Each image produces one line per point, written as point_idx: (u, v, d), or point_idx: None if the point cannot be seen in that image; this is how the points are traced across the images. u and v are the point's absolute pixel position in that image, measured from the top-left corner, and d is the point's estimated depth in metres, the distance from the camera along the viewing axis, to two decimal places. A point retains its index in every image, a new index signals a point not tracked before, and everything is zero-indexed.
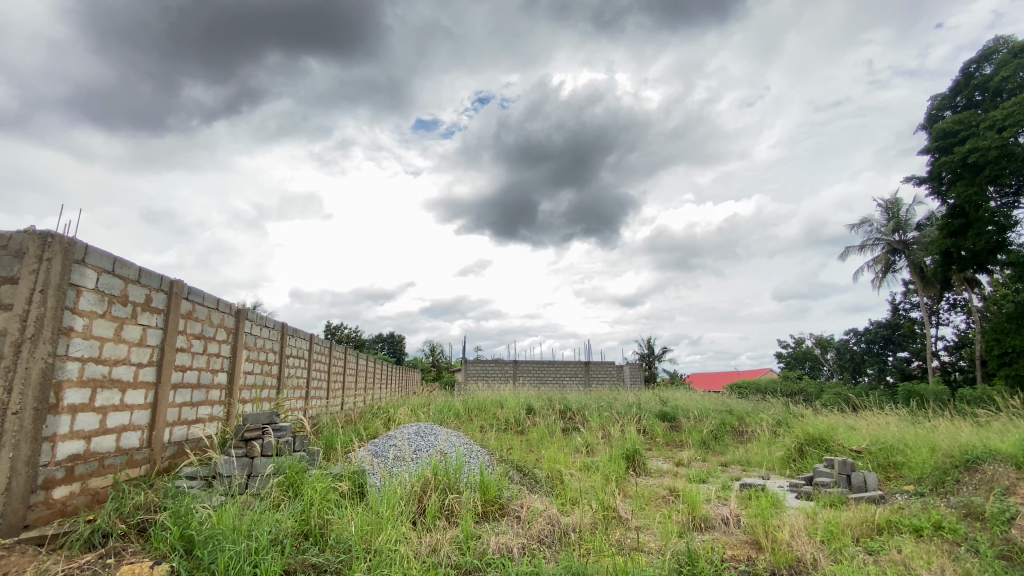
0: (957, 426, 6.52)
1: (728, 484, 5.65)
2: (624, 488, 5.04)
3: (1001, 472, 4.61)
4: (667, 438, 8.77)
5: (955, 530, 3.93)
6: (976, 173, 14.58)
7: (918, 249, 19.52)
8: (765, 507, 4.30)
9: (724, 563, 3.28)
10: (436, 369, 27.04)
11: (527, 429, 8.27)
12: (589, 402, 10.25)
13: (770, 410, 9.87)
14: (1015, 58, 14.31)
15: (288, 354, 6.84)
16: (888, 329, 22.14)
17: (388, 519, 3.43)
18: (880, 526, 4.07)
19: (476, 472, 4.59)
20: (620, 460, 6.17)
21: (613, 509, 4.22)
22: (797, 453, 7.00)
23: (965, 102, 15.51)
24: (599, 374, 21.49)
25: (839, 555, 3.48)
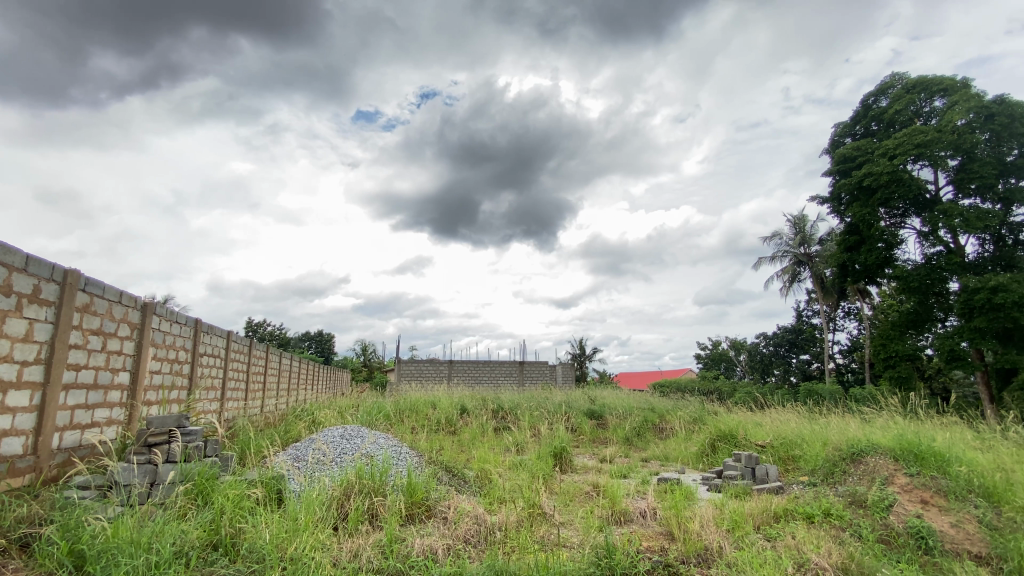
0: (846, 422, 7.26)
1: (647, 479, 5.97)
2: (550, 485, 5.18)
3: (881, 464, 5.18)
4: (594, 435, 9.09)
5: (840, 517, 4.38)
6: (869, 196, 16.30)
7: (820, 262, 21.52)
8: (679, 500, 4.59)
9: (640, 555, 3.44)
10: (367, 369, 26.29)
11: (458, 430, 8.23)
12: (521, 402, 10.40)
13: (688, 407, 10.52)
14: (906, 93, 16.15)
15: (201, 353, 6.38)
16: (793, 333, 24.24)
17: (307, 526, 3.32)
18: (778, 514, 4.47)
19: (403, 475, 4.52)
20: (548, 458, 6.30)
21: (539, 507, 4.31)
22: (710, 448, 7.52)
23: (863, 130, 17.32)
24: (533, 374, 21.84)
25: (741, 542, 3.78)
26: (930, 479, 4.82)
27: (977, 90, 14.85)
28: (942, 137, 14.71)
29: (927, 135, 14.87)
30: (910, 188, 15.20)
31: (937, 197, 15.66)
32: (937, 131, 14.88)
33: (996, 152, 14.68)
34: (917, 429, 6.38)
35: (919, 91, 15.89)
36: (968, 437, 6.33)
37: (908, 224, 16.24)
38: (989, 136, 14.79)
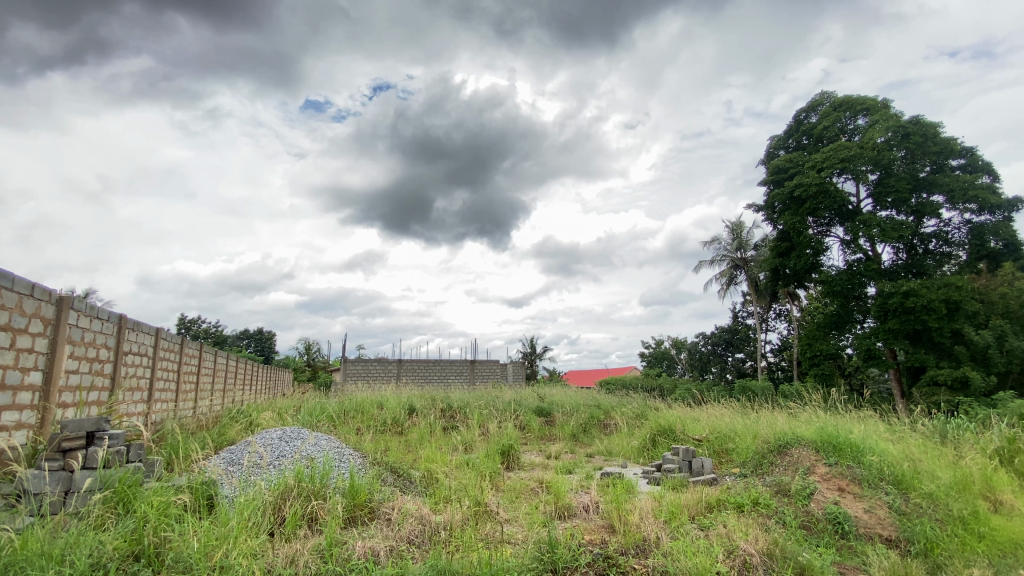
0: (775, 417, 7.75)
1: (591, 474, 6.14)
2: (497, 483, 5.21)
3: (804, 455, 5.56)
4: (543, 432, 9.22)
5: (767, 505, 4.66)
6: (799, 205, 17.46)
7: (755, 266, 22.87)
8: (620, 493, 4.75)
9: (581, 548, 3.52)
10: (311, 369, 25.38)
11: (406, 430, 8.10)
12: (471, 400, 10.39)
13: (632, 404, 10.87)
14: (833, 111, 17.43)
15: (125, 352, 5.94)
16: (729, 333, 25.60)
17: (240, 533, 3.18)
18: (711, 504, 4.71)
19: (346, 477, 4.41)
20: (495, 456, 6.32)
21: (485, 505, 4.34)
22: (650, 442, 7.82)
23: (795, 144, 18.55)
24: (484, 373, 21.86)
25: (677, 532, 3.96)
26: (846, 468, 5.23)
27: (894, 111, 16.21)
28: (863, 153, 15.98)
29: (851, 151, 16.11)
30: (835, 200, 16.40)
31: (859, 208, 16.96)
32: (859, 147, 16.14)
33: (910, 168, 16.06)
34: (837, 422, 6.93)
35: (844, 109, 17.18)
36: (880, 429, 6.92)
37: (833, 232, 17.52)
38: (905, 153, 16.17)
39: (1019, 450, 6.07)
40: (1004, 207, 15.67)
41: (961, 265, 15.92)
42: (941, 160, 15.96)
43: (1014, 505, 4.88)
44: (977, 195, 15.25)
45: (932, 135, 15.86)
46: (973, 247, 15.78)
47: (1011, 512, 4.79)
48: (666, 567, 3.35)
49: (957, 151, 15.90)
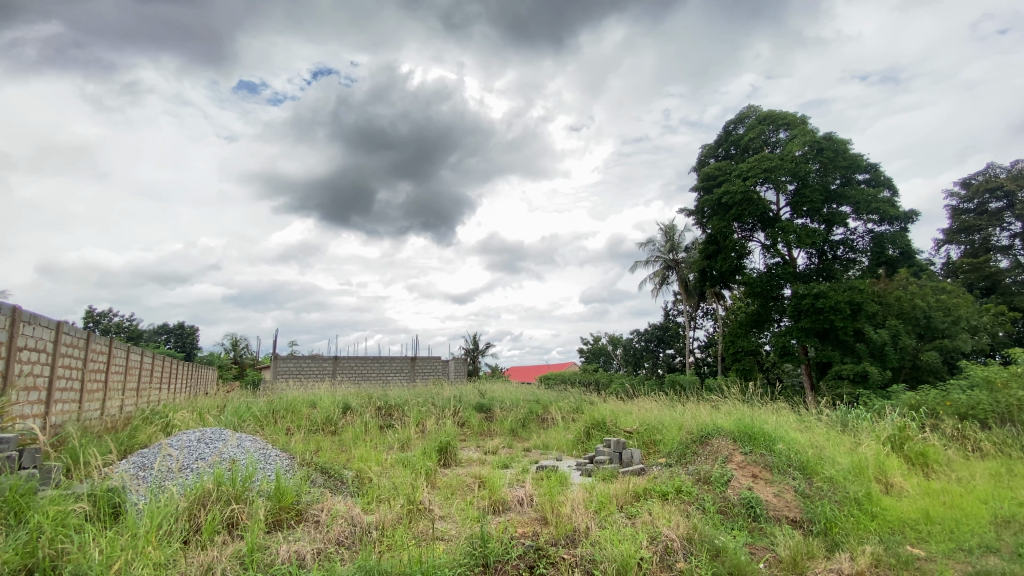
0: (699, 409, 8.25)
1: (528, 467, 6.25)
2: (432, 480, 5.18)
3: (722, 445, 5.95)
4: (482, 428, 9.24)
5: (689, 492, 4.95)
6: (726, 211, 18.58)
7: (686, 267, 24.09)
8: (553, 486, 4.88)
9: (513, 541, 3.58)
10: (238, 367, 23.99)
11: (339, 429, 7.86)
12: (409, 398, 10.23)
13: (568, 398, 11.17)
14: (758, 124, 18.67)
15: (19, 347, 5.34)
16: (661, 330, 26.86)
17: (149, 543, 2.96)
18: (638, 493, 4.94)
19: (271, 479, 4.23)
20: (431, 453, 6.26)
21: (419, 502, 4.30)
22: (585, 435, 8.10)
23: (724, 153, 19.74)
24: (424, 370, 21.67)
25: (605, 521, 4.12)
26: (759, 456, 5.64)
27: (811, 127, 17.61)
28: (783, 165, 17.22)
29: (772, 162, 17.32)
30: (757, 207, 17.57)
31: (779, 215, 18.27)
32: (780, 159, 17.38)
33: (823, 181, 17.50)
34: (753, 413, 7.47)
35: (768, 123, 18.45)
36: (791, 420, 7.54)
37: (755, 237, 18.81)
38: (819, 166, 17.61)
39: (907, 437, 6.82)
40: (901, 218, 17.45)
41: (864, 270, 17.57)
42: (849, 174, 17.56)
43: (900, 486, 5.51)
44: (879, 207, 16.87)
45: (842, 151, 17.42)
46: (874, 254, 17.48)
47: (898, 493, 5.40)
48: (593, 556, 3.47)
49: (862, 166, 17.54)
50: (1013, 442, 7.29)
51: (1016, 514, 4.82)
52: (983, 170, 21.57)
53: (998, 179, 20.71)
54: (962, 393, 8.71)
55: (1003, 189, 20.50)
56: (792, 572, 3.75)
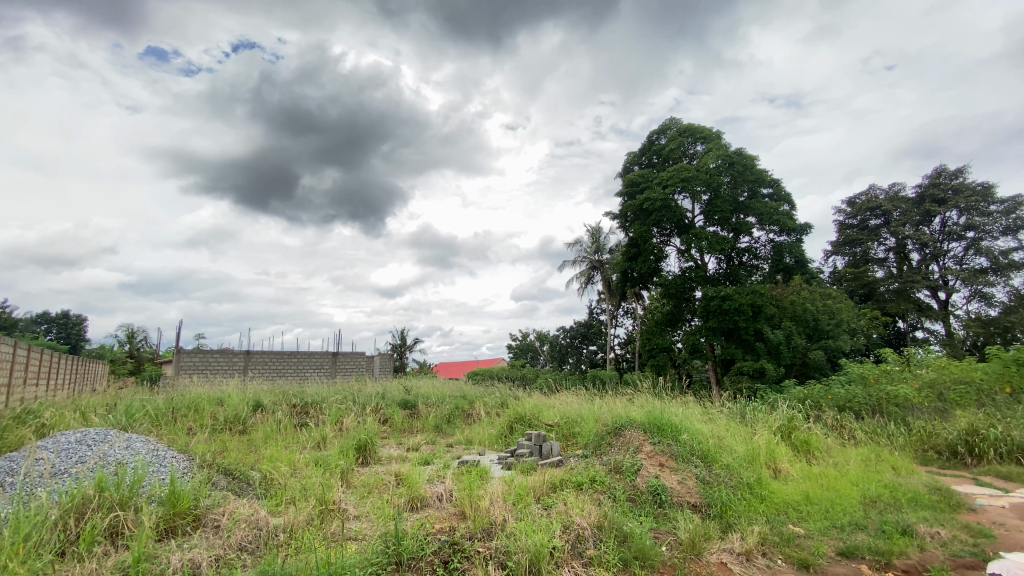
0: (615, 402, 8.69)
1: (449, 463, 6.23)
2: (348, 479, 5.02)
3: (634, 436, 6.29)
4: (405, 425, 9.07)
5: (602, 482, 5.18)
6: (647, 216, 19.62)
7: (610, 268, 25.09)
8: (474, 480, 4.90)
9: (429, 538, 3.56)
10: (134, 361, 21.77)
11: (249, 428, 7.41)
12: (328, 395, 9.82)
13: (493, 393, 11.27)
14: (678, 136, 19.84)
15: None
16: (585, 327, 27.92)
17: (14, 557, 2.63)
18: (555, 484, 5.11)
19: (164, 483, 3.90)
20: (348, 451, 6.07)
21: (333, 502, 4.16)
22: (508, 429, 8.28)
23: (647, 161, 20.84)
24: (346, 366, 21.12)
25: (522, 513, 4.21)
26: (667, 446, 6.02)
27: (724, 142, 18.98)
28: (698, 176, 18.39)
29: (689, 172, 18.45)
30: (674, 215, 18.65)
31: (694, 222, 19.54)
32: (696, 170, 18.55)
33: (733, 192, 18.92)
34: (664, 406, 7.97)
35: (687, 135, 19.64)
36: (697, 412, 8.14)
37: (672, 242, 20.00)
38: (730, 179, 18.99)
39: (794, 427, 7.59)
40: (797, 230, 19.26)
41: (765, 276, 19.24)
42: (756, 188, 19.12)
43: (786, 471, 6.14)
44: (779, 219, 18.50)
45: (750, 166, 18.92)
46: (773, 261, 19.21)
47: (785, 477, 6.02)
48: (507, 547, 3.53)
49: (767, 181, 19.17)
50: (878, 430, 8.37)
51: (878, 494, 5.54)
52: (866, 190, 24.32)
53: (877, 199, 23.44)
54: (842, 388, 9.83)
55: (881, 208, 23.23)
56: (690, 552, 4.05)
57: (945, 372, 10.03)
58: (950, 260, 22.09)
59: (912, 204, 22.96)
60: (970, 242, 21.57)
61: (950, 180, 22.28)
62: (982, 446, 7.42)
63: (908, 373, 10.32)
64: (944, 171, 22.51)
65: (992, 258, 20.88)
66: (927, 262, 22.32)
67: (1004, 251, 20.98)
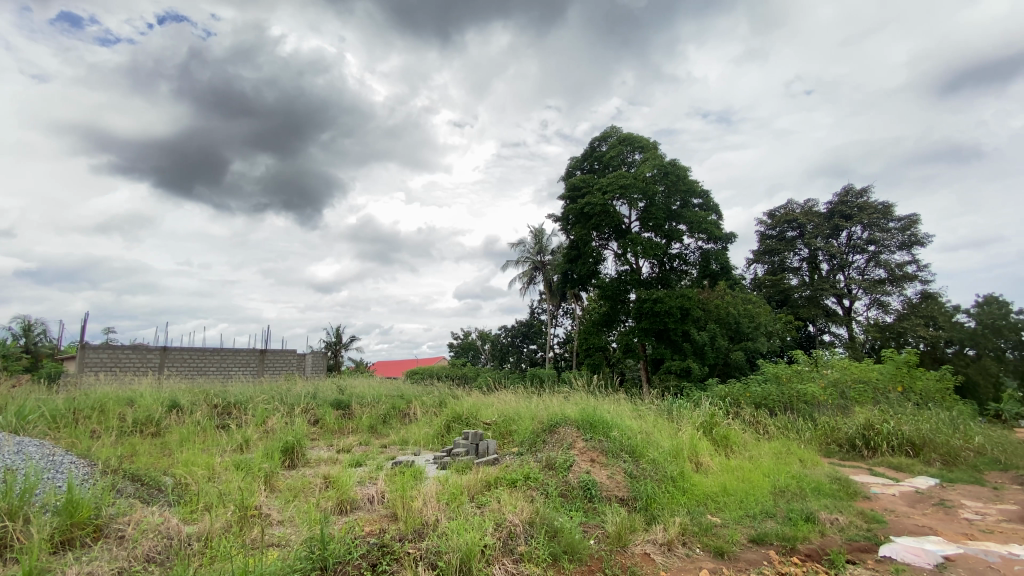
0: (551, 400, 8.89)
1: (382, 464, 6.08)
2: (272, 483, 4.78)
3: (567, 433, 6.45)
4: (338, 425, 8.77)
5: (535, 479, 5.26)
6: (587, 220, 20.16)
7: (551, 269, 25.54)
8: (407, 481, 4.81)
9: (356, 541, 3.47)
10: (30, 357, 19.60)
11: (164, 430, 6.88)
12: (255, 394, 9.31)
13: (431, 392, 11.18)
14: (618, 144, 20.53)
15: None
16: (525, 326, 28.33)
17: None
18: (489, 482, 5.14)
19: (61, 491, 3.54)
20: (274, 454, 5.78)
21: (254, 508, 3.95)
22: (444, 429, 8.23)
23: (589, 167, 21.45)
24: (275, 364, 20.12)
25: (455, 513, 4.19)
26: (598, 441, 6.22)
27: (660, 153, 19.84)
28: (635, 184, 19.09)
29: (627, 180, 19.13)
30: (612, 220, 19.28)
31: (630, 227, 20.29)
32: (633, 178, 19.23)
33: (666, 201, 19.84)
34: (597, 404, 8.23)
35: (626, 144, 20.36)
36: (628, 408, 8.50)
37: (610, 246, 20.68)
38: (665, 188, 19.87)
39: (715, 423, 8.09)
40: (723, 239, 20.48)
41: (693, 281, 20.34)
42: (687, 198, 20.14)
43: (707, 464, 6.54)
44: (707, 228, 19.58)
45: (682, 177, 19.90)
46: (701, 267, 20.30)
47: (705, 470, 6.40)
48: (438, 547, 3.51)
49: (697, 192, 20.26)
50: (789, 426, 9.11)
51: (787, 485, 6.03)
52: (784, 204, 26.29)
53: (794, 213, 25.42)
54: (758, 386, 10.60)
55: (797, 222, 25.25)
56: (617, 545, 4.22)
57: (847, 373, 11.05)
58: (854, 270, 24.35)
59: (823, 218, 25.08)
60: (871, 255, 23.88)
61: (856, 199, 24.58)
62: (876, 439, 8.28)
63: (815, 372, 11.31)
64: (851, 190, 24.79)
65: (889, 270, 23.23)
66: (835, 272, 24.48)
67: (899, 264, 23.39)
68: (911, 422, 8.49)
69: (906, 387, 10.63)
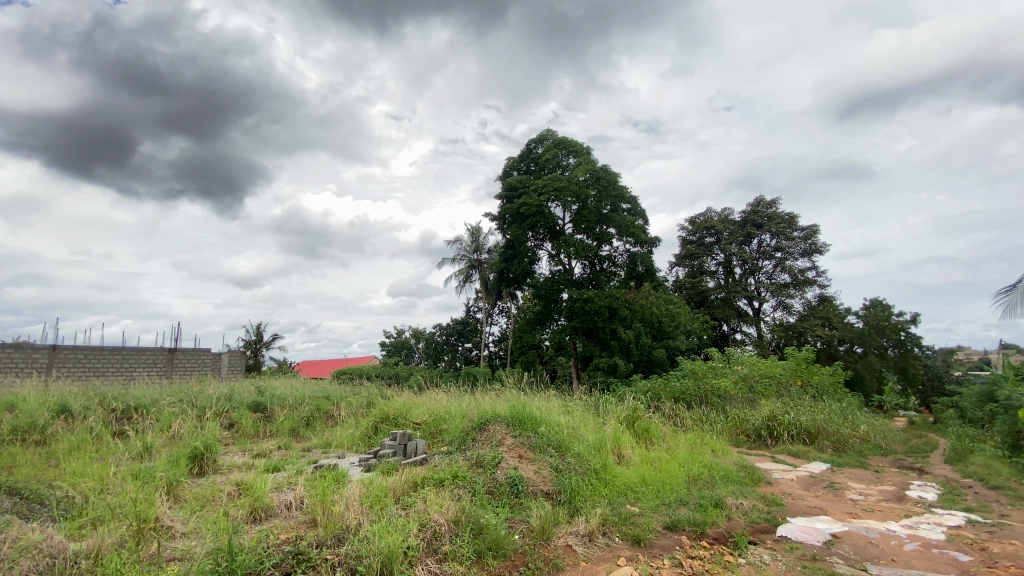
0: (482, 398, 8.94)
1: (302, 469, 5.81)
2: (177, 494, 4.44)
3: (496, 430, 6.51)
4: (255, 429, 8.29)
5: (463, 478, 5.26)
6: (523, 221, 20.41)
7: (487, 268, 25.59)
8: (328, 485, 4.64)
9: (270, 549, 3.31)
10: None
11: (50, 438, 6.16)
12: (162, 397, 8.58)
13: (360, 393, 10.82)
14: (554, 147, 20.97)
15: None
16: (460, 325, 28.26)
17: None
18: (415, 483, 5.07)
19: None
20: (179, 462, 5.36)
21: (154, 519, 3.64)
22: (372, 430, 8.01)
23: (525, 168, 21.75)
24: (186, 364, 18.63)
25: (378, 515, 4.09)
26: (526, 438, 6.34)
27: (593, 158, 20.48)
28: (569, 187, 19.56)
29: (562, 183, 19.55)
30: (547, 221, 19.63)
31: (564, 229, 20.77)
32: (568, 181, 19.69)
33: (598, 205, 20.51)
34: (526, 400, 8.38)
35: (561, 147, 20.82)
36: (557, 404, 8.73)
37: (545, 246, 21.08)
38: (597, 192, 20.50)
39: (637, 417, 8.50)
40: (649, 243, 21.50)
41: (621, 282, 21.18)
42: (617, 203, 20.93)
43: (628, 456, 6.86)
44: (635, 232, 20.48)
45: (613, 182, 20.67)
46: (628, 269, 21.18)
47: (627, 462, 6.72)
48: (359, 551, 3.42)
49: (626, 197, 21.13)
50: (703, 418, 9.75)
51: (699, 473, 6.45)
52: (704, 212, 28.04)
53: (712, 220, 27.18)
54: (678, 381, 11.27)
55: (715, 228, 27.06)
56: (540, 538, 4.32)
57: (755, 368, 11.97)
58: (763, 275, 26.46)
59: (738, 226, 27.02)
60: (778, 261, 26.07)
61: (766, 210, 26.72)
62: (779, 429, 9.09)
63: (727, 368, 12.19)
64: (762, 201, 26.90)
65: (792, 275, 25.48)
66: (746, 276, 26.49)
67: (801, 270, 25.71)
68: (808, 413, 9.36)
69: (804, 382, 11.73)
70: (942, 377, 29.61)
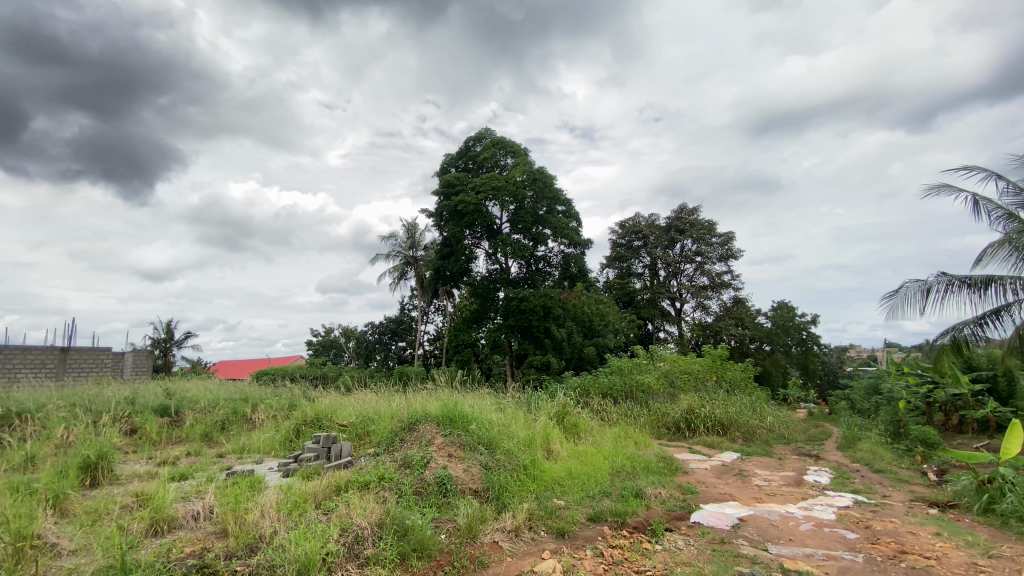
0: (413, 397, 8.80)
1: (213, 476, 5.43)
2: (64, 508, 4.00)
3: (426, 429, 6.44)
4: (161, 435, 7.62)
5: (389, 479, 5.16)
6: (460, 218, 20.29)
7: (423, 265, 25.20)
8: (241, 492, 4.36)
9: (173, 564, 3.08)
10: None
11: None
12: (52, 402, 7.70)
13: (282, 395, 10.28)
14: (492, 146, 21.02)
15: None
16: (394, 323, 27.61)
17: None
18: (339, 486, 4.89)
19: None
20: (66, 474, 4.82)
21: (33, 537, 3.26)
22: (294, 433, 7.64)
23: (462, 166, 21.64)
24: (81, 364, 16.83)
25: (297, 522, 3.92)
26: (456, 436, 6.30)
27: (530, 159, 20.76)
28: (506, 186, 19.69)
29: (499, 182, 19.65)
30: (484, 220, 19.65)
31: (501, 228, 20.88)
32: (505, 181, 19.84)
33: (534, 206, 20.79)
34: (457, 399, 8.35)
35: (499, 147, 20.91)
36: (488, 402, 8.78)
37: (482, 245, 21.07)
38: (534, 193, 20.77)
39: (566, 412, 8.73)
40: (582, 244, 22.11)
41: (555, 281, 21.60)
42: (552, 205, 21.31)
43: (556, 450, 7.04)
44: (569, 234, 20.99)
45: (549, 184, 21.05)
46: (562, 269, 21.69)
47: (555, 457, 6.89)
48: (274, 560, 3.26)
49: (561, 199, 21.60)
50: (628, 413, 10.20)
51: (622, 465, 6.74)
52: (632, 217, 29.27)
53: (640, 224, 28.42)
54: (606, 378, 11.71)
55: (642, 232, 28.32)
56: (466, 536, 4.33)
57: (676, 365, 12.67)
58: (685, 277, 28.06)
59: (663, 231, 28.46)
60: (698, 265, 27.74)
61: (689, 216, 28.35)
62: (696, 422, 9.70)
63: (652, 364, 12.81)
64: (685, 208, 28.50)
65: (711, 277, 27.23)
66: (670, 278, 27.97)
67: (718, 273, 27.55)
68: (722, 406, 10.06)
69: (720, 376, 12.60)
70: (836, 372, 32.95)
